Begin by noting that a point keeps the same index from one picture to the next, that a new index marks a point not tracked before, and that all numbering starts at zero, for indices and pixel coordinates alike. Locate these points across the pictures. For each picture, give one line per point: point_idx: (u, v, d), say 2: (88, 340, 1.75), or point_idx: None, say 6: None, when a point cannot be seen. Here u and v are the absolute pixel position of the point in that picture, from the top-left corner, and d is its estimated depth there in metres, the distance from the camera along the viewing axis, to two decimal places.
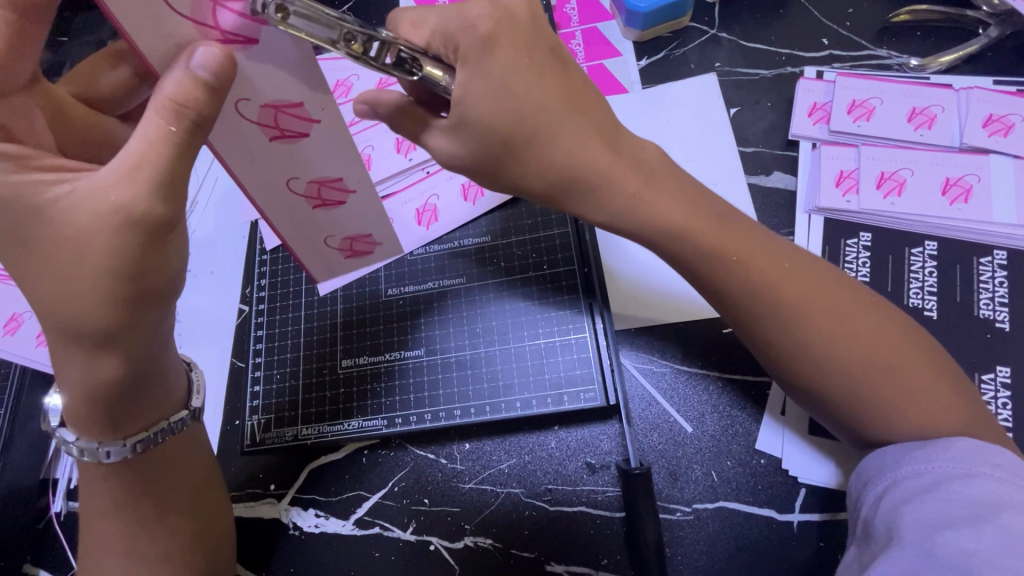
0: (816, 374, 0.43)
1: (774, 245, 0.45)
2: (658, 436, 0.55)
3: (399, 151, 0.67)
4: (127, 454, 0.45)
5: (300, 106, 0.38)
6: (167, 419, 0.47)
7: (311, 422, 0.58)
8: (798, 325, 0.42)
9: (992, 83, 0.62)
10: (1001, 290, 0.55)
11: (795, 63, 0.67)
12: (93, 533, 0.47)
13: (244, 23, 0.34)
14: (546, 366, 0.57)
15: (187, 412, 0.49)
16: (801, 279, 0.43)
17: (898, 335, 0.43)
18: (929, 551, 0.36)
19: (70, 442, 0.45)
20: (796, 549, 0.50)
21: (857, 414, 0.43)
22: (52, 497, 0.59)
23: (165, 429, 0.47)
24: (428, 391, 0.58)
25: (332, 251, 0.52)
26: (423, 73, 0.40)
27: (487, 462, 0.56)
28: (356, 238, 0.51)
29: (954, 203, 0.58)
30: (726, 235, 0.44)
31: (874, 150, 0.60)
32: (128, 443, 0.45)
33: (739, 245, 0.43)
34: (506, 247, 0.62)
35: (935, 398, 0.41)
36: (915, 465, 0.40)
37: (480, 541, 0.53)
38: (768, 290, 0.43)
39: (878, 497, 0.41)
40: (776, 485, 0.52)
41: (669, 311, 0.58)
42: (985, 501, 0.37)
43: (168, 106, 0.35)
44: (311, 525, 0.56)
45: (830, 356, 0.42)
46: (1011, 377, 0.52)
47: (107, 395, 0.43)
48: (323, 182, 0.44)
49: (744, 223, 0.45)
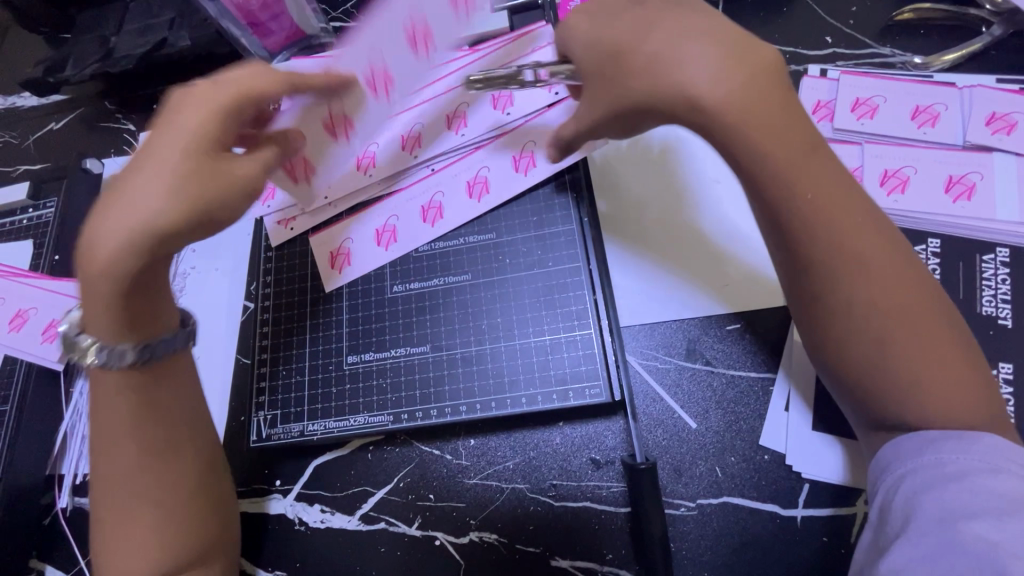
0: (847, 340, 0.41)
1: (856, 196, 0.40)
2: (662, 432, 0.55)
3: (404, 148, 0.64)
4: (128, 361, 0.44)
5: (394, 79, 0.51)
6: (155, 338, 0.46)
7: (317, 417, 0.59)
8: (848, 284, 0.40)
9: (995, 82, 0.62)
10: (1003, 288, 0.55)
11: (798, 61, 0.67)
12: (109, 474, 0.46)
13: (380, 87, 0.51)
14: (551, 362, 0.57)
15: (182, 332, 0.47)
16: (862, 238, 0.40)
17: (936, 319, 0.40)
18: (948, 539, 0.35)
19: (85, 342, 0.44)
20: (800, 543, 0.50)
21: (872, 394, 0.41)
22: (57, 493, 0.61)
23: (164, 341, 0.46)
24: (433, 387, 0.58)
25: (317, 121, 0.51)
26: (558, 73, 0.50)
27: (493, 459, 0.56)
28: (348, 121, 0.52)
29: (958, 200, 0.58)
30: (795, 174, 0.39)
31: (877, 148, 0.60)
32: (134, 346, 0.44)
33: (815, 182, 0.39)
34: (511, 244, 0.62)
35: (959, 390, 0.39)
36: (935, 455, 0.39)
37: (485, 536, 0.54)
38: (826, 236, 0.40)
39: (895, 482, 0.40)
40: (779, 480, 0.52)
41: (715, 281, 0.59)
42: (1011, 495, 0.36)
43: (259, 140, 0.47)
44: (317, 520, 0.56)
45: (870, 325, 0.40)
46: (1012, 374, 0.52)
47: (122, 296, 0.42)
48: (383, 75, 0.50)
49: (825, 165, 0.40)
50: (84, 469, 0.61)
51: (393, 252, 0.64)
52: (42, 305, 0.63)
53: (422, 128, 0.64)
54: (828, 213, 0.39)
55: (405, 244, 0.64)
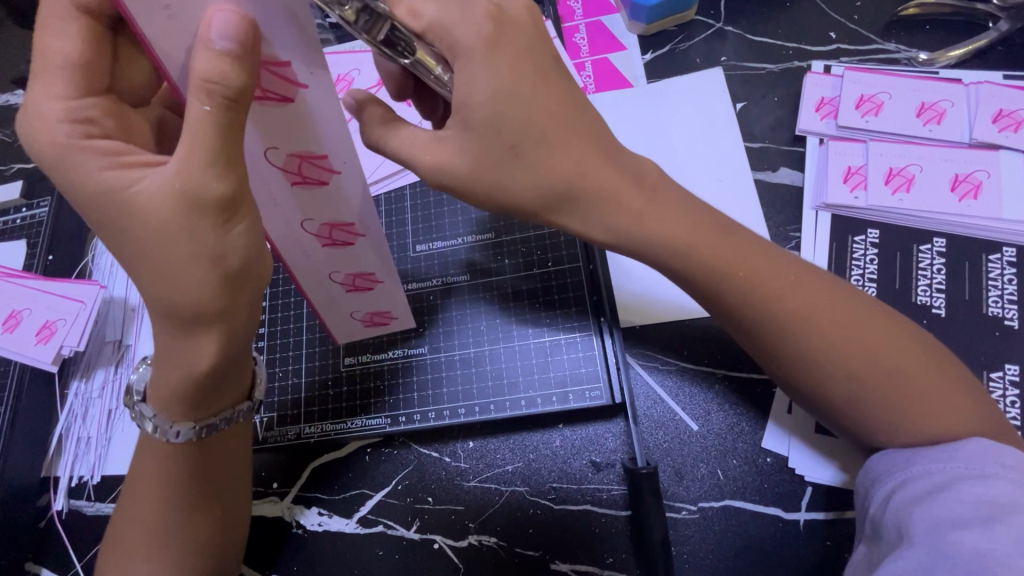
0: (823, 386, 0.42)
1: (778, 259, 0.43)
2: (663, 435, 0.54)
3: None
4: (192, 436, 0.44)
5: (351, 225, 0.46)
6: (229, 408, 0.46)
7: (314, 420, 0.58)
8: (803, 338, 0.42)
9: (1001, 78, 0.61)
10: (1010, 287, 0.54)
11: (802, 57, 0.66)
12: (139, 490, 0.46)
13: (320, 172, 0.41)
14: (550, 364, 0.56)
15: (249, 404, 0.48)
16: (745, 250, 0.43)
17: (859, 309, 0.43)
18: (940, 552, 0.36)
19: (147, 416, 0.44)
20: (802, 547, 0.50)
21: (860, 426, 0.43)
22: (53, 495, 0.60)
23: (230, 416, 0.46)
24: (431, 390, 0.57)
25: (337, 286, 0.52)
26: (420, 60, 0.39)
27: (492, 461, 0.56)
28: (361, 276, 0.52)
29: (963, 199, 0.57)
30: (725, 254, 0.42)
31: (882, 146, 0.59)
32: (196, 426, 0.44)
33: (740, 257, 0.42)
34: (509, 245, 0.62)
35: (900, 350, 0.42)
36: (923, 466, 0.40)
37: (484, 540, 0.53)
38: (734, 271, 0.42)
39: (886, 495, 0.41)
40: (782, 483, 0.51)
41: (643, 315, 0.58)
42: (995, 502, 0.37)
43: (201, 87, 0.33)
44: (314, 524, 0.55)
45: (841, 366, 0.41)
46: (1019, 375, 0.51)
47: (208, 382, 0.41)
48: (335, 225, 0.46)
49: (735, 238, 0.43)
50: (80, 471, 0.60)
51: (338, 197, 0.44)
52: (35, 305, 0.62)
53: None
54: (760, 287, 0.42)
55: (346, 171, 0.42)
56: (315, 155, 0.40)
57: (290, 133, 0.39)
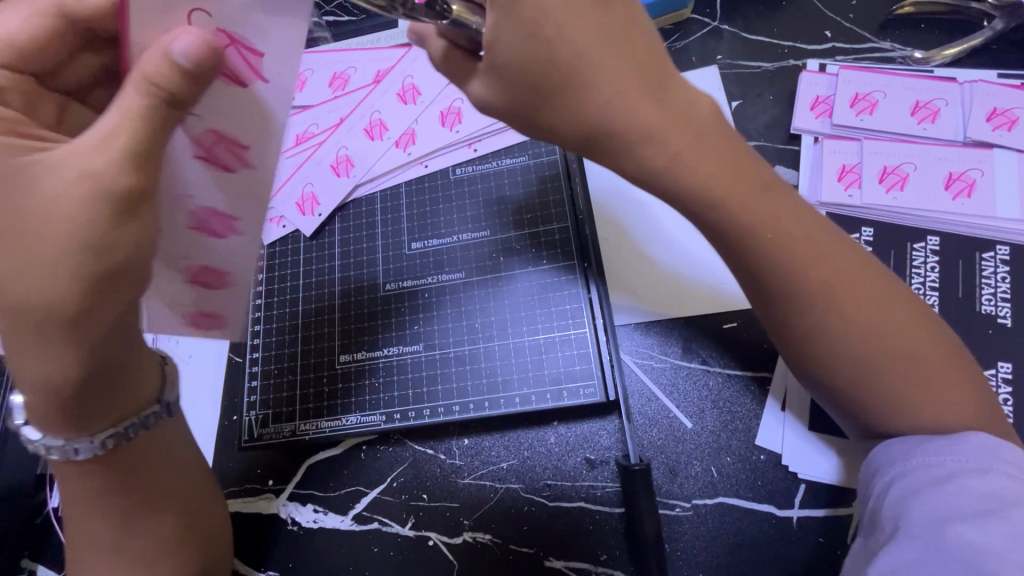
0: (834, 363, 0.41)
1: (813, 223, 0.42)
2: (657, 432, 0.54)
3: (400, 146, 0.67)
4: (96, 451, 0.44)
5: (234, 219, 0.45)
6: (132, 415, 0.45)
7: (310, 417, 0.58)
8: (823, 310, 0.40)
9: (996, 77, 0.62)
10: (1003, 286, 0.54)
11: (797, 56, 0.66)
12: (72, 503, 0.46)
13: (231, 158, 0.41)
14: (544, 360, 0.57)
15: (159, 406, 0.47)
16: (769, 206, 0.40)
17: (879, 283, 0.42)
18: (936, 542, 0.36)
19: (36, 440, 0.43)
20: (794, 543, 0.50)
21: (866, 409, 0.42)
22: (48, 492, 0.59)
23: (137, 422, 0.45)
24: (425, 386, 0.58)
25: (178, 274, 0.47)
26: (453, 14, 0.40)
27: (487, 459, 0.56)
28: (209, 271, 0.47)
29: (958, 198, 0.57)
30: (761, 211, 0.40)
31: (876, 144, 0.60)
32: (95, 440, 0.43)
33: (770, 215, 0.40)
34: (502, 244, 0.62)
35: (915, 328, 0.41)
36: (925, 457, 0.40)
37: (479, 537, 0.53)
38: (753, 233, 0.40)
39: (886, 487, 0.41)
40: (775, 480, 0.52)
41: (652, 293, 0.59)
42: (995, 494, 0.37)
43: (137, 79, 0.34)
44: (309, 520, 0.55)
45: (856, 343, 0.40)
46: (1012, 373, 0.51)
47: (85, 390, 0.40)
48: (216, 214, 0.44)
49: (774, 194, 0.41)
50: None
51: (248, 188, 0.43)
52: None
53: (417, 126, 0.67)
54: (780, 254, 0.40)
55: (260, 166, 0.42)
56: (236, 141, 0.41)
57: (227, 105, 0.39)
